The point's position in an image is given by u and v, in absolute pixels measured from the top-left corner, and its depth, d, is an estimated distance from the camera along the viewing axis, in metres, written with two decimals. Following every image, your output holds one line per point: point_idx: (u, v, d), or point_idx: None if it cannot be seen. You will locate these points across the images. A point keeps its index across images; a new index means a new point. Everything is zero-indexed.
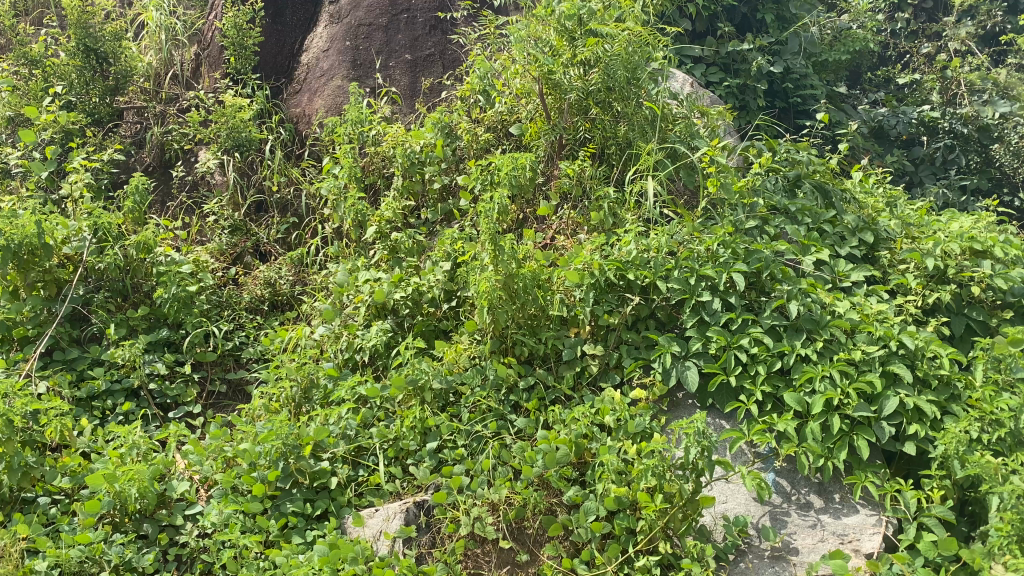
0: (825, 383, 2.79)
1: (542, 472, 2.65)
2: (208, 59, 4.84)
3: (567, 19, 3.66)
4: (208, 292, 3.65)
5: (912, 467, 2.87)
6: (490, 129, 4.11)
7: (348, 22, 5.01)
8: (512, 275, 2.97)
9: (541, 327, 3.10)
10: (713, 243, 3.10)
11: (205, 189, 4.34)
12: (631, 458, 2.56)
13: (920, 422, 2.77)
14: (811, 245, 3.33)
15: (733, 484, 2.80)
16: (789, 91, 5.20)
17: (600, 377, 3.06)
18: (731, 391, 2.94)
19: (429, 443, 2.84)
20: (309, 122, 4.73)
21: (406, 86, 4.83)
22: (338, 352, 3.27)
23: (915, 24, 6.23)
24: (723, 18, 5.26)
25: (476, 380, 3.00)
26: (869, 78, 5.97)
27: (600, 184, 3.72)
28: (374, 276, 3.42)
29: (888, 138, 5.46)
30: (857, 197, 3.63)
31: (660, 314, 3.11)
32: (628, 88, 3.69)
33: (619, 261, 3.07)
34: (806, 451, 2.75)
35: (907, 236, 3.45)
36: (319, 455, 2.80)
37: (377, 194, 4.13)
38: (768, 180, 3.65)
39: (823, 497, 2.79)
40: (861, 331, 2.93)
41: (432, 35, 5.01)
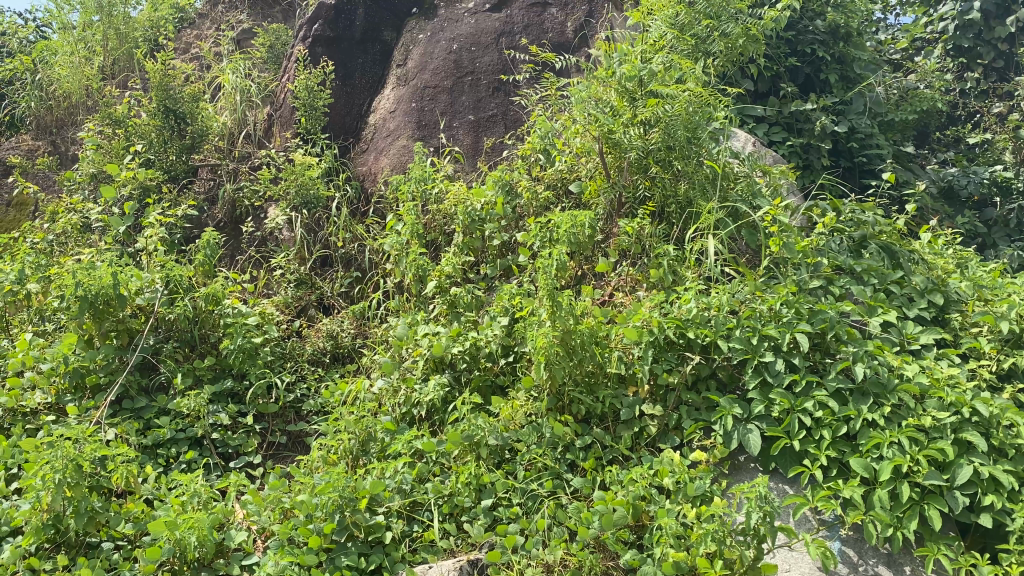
0: (893, 448, 2.68)
1: (599, 534, 2.61)
2: (280, 119, 5.07)
3: (627, 81, 3.76)
4: (273, 344, 3.74)
5: (989, 540, 2.75)
6: (550, 187, 4.15)
7: (413, 84, 5.20)
8: (570, 330, 2.97)
9: (598, 385, 3.10)
10: (776, 303, 3.06)
11: (274, 244, 4.49)
12: (690, 522, 2.48)
13: (997, 493, 2.63)
14: (877, 306, 3.25)
15: (796, 552, 2.70)
16: (854, 150, 5.11)
17: (659, 438, 3.02)
18: (795, 455, 2.85)
19: (484, 500, 2.83)
20: (375, 180, 4.87)
21: (469, 146, 4.92)
22: (396, 406, 3.32)
23: (985, 83, 6.18)
24: (786, 78, 5.26)
25: (532, 437, 3.00)
26: (937, 138, 5.92)
27: (660, 242, 3.70)
28: (433, 330, 3.46)
29: (958, 199, 5.35)
30: (925, 258, 3.57)
31: (721, 374, 3.07)
32: (689, 146, 3.67)
33: (678, 319, 3.06)
34: (874, 520, 2.62)
35: (980, 298, 3.35)
36: (375, 509, 2.80)
37: (437, 249, 4.21)
38: (833, 241, 3.59)
39: (892, 569, 2.68)
40: (931, 397, 2.83)
41: (495, 96, 5.13)
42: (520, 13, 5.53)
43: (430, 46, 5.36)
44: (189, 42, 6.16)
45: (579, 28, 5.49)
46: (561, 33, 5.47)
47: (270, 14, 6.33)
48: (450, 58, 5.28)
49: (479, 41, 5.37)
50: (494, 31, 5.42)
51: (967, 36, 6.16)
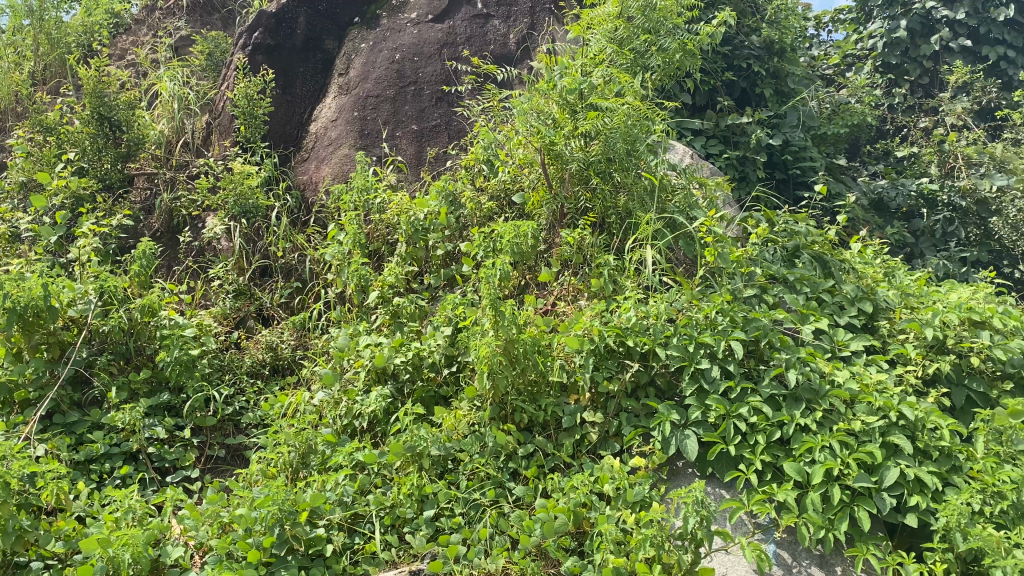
0: (825, 452, 2.76)
1: (540, 542, 2.62)
2: (218, 127, 5.00)
3: (568, 93, 3.80)
4: (211, 356, 3.68)
5: (915, 540, 2.85)
6: (494, 198, 4.21)
7: (355, 94, 5.18)
8: (512, 340, 2.99)
9: (540, 394, 3.14)
10: (711, 311, 3.15)
11: (212, 254, 4.44)
12: (630, 527, 2.52)
13: (922, 494, 2.71)
14: (809, 314, 3.34)
15: (733, 556, 2.77)
16: (789, 162, 5.25)
17: (599, 445, 3.05)
18: (731, 460, 2.93)
19: (426, 511, 2.83)
20: (316, 189, 4.82)
21: (412, 155, 4.92)
22: (337, 418, 3.29)
23: (912, 99, 6.41)
24: (722, 92, 5.41)
25: (475, 447, 3.01)
26: (869, 151, 6.16)
27: (601, 252, 3.75)
28: (375, 341, 3.45)
29: (888, 211, 5.57)
30: (856, 267, 3.70)
31: (659, 381, 3.13)
32: (628, 159, 3.75)
33: (618, 327, 3.10)
34: (807, 523, 2.68)
35: (906, 305, 3.47)
36: (315, 522, 2.76)
37: (380, 259, 4.19)
38: (767, 251, 3.71)
39: (824, 570, 2.76)
40: (860, 402, 2.93)
41: (438, 107, 5.15)
42: (463, 24, 5.58)
43: (373, 55, 5.36)
44: (125, 48, 6.05)
45: (521, 40, 5.57)
46: (503, 45, 5.54)
47: (209, 21, 6.20)
48: (393, 67, 5.28)
49: (422, 51, 5.39)
50: (437, 41, 5.45)
51: (896, 53, 6.43)
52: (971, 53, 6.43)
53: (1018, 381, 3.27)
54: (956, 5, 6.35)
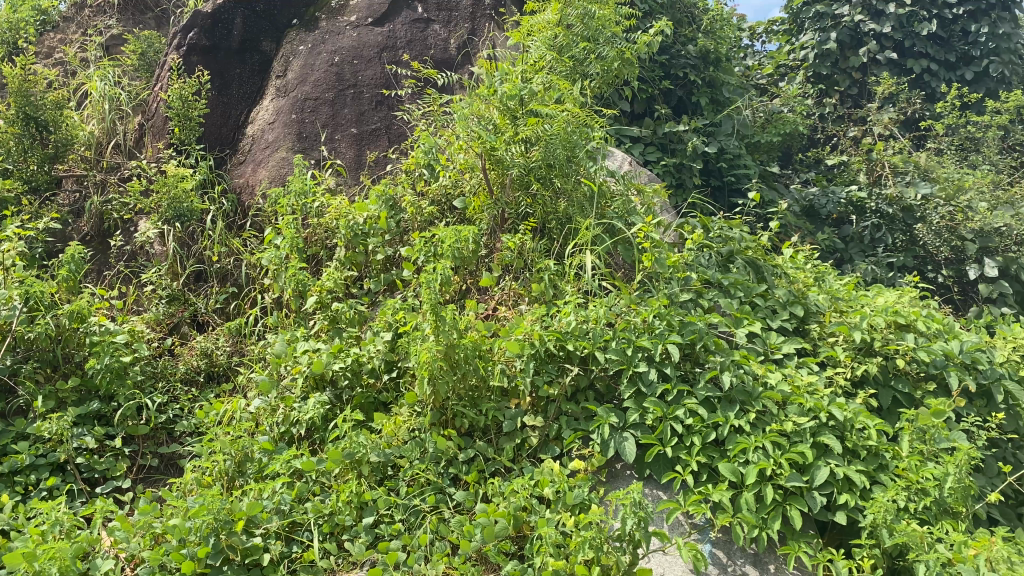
0: (759, 453, 2.82)
1: (480, 546, 2.63)
2: (151, 129, 4.87)
3: (509, 99, 3.80)
4: (143, 363, 3.59)
5: (844, 537, 2.93)
6: (435, 203, 4.19)
7: (293, 96, 5.11)
8: (453, 344, 2.98)
9: (481, 399, 3.13)
10: (649, 315, 3.19)
11: (144, 259, 4.32)
12: (569, 530, 2.54)
13: (851, 492, 2.80)
14: (743, 318, 3.42)
15: (670, 556, 2.81)
16: (723, 170, 5.37)
17: (539, 449, 3.08)
18: (668, 462, 2.98)
19: (366, 518, 2.81)
20: (252, 193, 4.75)
21: (351, 159, 4.89)
22: (274, 426, 3.24)
23: (841, 109, 6.62)
24: (659, 100, 5.51)
25: (415, 452, 3.00)
26: (801, 159, 6.38)
27: (541, 257, 3.78)
28: (313, 347, 3.41)
29: (819, 217, 5.78)
30: (787, 272, 3.80)
31: (598, 384, 3.19)
32: (568, 165, 3.78)
33: (558, 332, 3.14)
34: (741, 522, 2.74)
35: (835, 309, 3.59)
36: (252, 530, 2.70)
37: (318, 264, 4.16)
38: (702, 257, 3.78)
39: (758, 568, 2.82)
40: (792, 403, 3.01)
41: (378, 110, 5.13)
42: (403, 28, 5.56)
43: (311, 57, 5.30)
44: (52, 46, 5.86)
45: (462, 46, 5.61)
46: (444, 50, 5.56)
47: (142, 20, 6.07)
48: (332, 70, 5.23)
49: (362, 54, 5.35)
50: (377, 45, 5.42)
51: (826, 64, 6.66)
52: (898, 65, 6.68)
53: (940, 381, 3.41)
54: (882, 19, 6.55)
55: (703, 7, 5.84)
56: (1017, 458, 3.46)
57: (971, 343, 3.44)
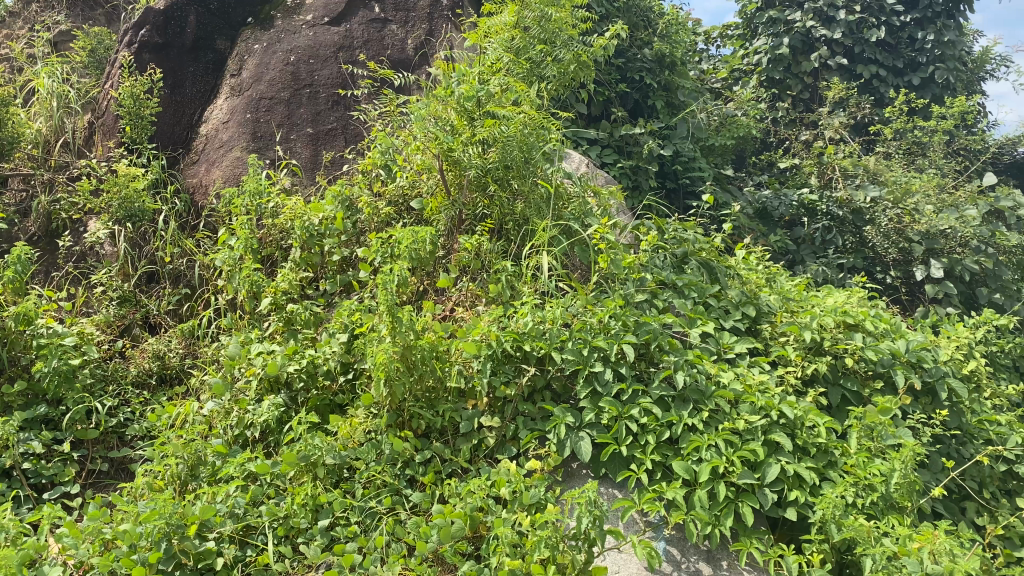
0: (711, 451, 2.87)
1: (437, 548, 2.62)
2: (101, 127, 4.79)
3: (466, 100, 3.75)
4: (93, 365, 3.52)
5: (794, 533, 2.99)
6: (392, 203, 4.19)
7: (248, 95, 5.06)
8: (409, 346, 2.99)
9: (438, 400, 3.14)
10: (604, 315, 3.23)
11: (94, 260, 4.24)
12: (525, 530, 2.54)
13: (800, 488, 2.87)
14: (697, 318, 3.47)
15: (625, 554, 2.85)
16: (679, 172, 5.45)
17: (497, 449, 3.09)
18: (623, 460, 3.02)
19: (321, 521, 2.79)
20: (206, 192, 4.69)
21: (307, 159, 4.85)
22: (228, 428, 3.20)
23: (793, 113, 6.76)
24: (616, 103, 5.56)
25: (371, 454, 2.98)
26: (754, 162, 6.51)
27: (498, 258, 3.80)
28: (267, 348, 3.37)
29: (772, 219, 5.83)
30: (740, 273, 3.86)
31: (555, 384, 3.22)
32: (525, 166, 3.81)
33: (515, 333, 3.14)
34: (694, 519, 2.78)
35: (786, 309, 3.65)
36: (205, 535, 2.69)
37: (273, 265, 4.12)
38: (657, 258, 3.82)
39: (711, 565, 2.86)
40: (744, 402, 3.05)
41: (334, 110, 5.10)
42: (360, 28, 5.53)
43: (266, 56, 5.25)
44: None
45: (419, 46, 5.61)
46: (401, 50, 5.55)
47: (92, 16, 6.01)
48: (287, 69, 5.19)
49: (318, 54, 5.31)
50: (333, 44, 5.38)
51: (778, 69, 6.82)
52: (848, 71, 6.84)
53: (887, 380, 3.49)
54: (833, 24, 6.75)
55: (659, 11, 5.91)
56: (960, 453, 3.56)
57: (917, 342, 3.54)
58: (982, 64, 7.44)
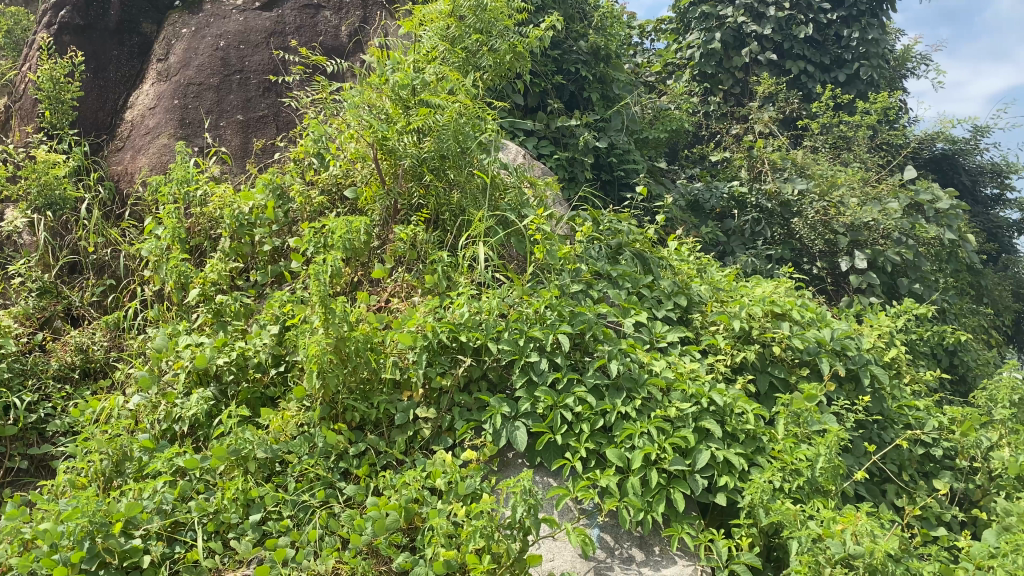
0: (643, 438, 2.90)
1: (371, 540, 2.60)
2: (19, 112, 4.59)
3: (400, 89, 3.73)
4: (10, 359, 3.39)
5: (724, 518, 3.06)
6: (325, 192, 4.12)
7: (175, 80, 4.92)
8: (344, 337, 2.93)
9: (372, 392, 3.08)
10: (541, 306, 3.23)
11: (11, 250, 4.05)
12: (460, 520, 2.53)
13: (730, 474, 2.92)
14: (630, 308, 3.52)
15: (560, 542, 2.87)
16: (613, 164, 5.49)
17: (432, 441, 3.09)
18: (558, 449, 3.03)
19: (252, 515, 2.74)
20: (131, 180, 4.56)
21: (237, 146, 4.75)
22: (155, 423, 3.12)
23: (724, 107, 6.89)
24: (552, 94, 5.58)
25: (304, 448, 2.96)
26: (686, 155, 6.62)
27: (434, 248, 3.77)
28: (195, 341, 3.28)
29: (703, 211, 5.96)
30: (673, 264, 3.90)
31: (491, 375, 3.22)
32: (460, 157, 3.80)
33: (452, 323, 3.11)
34: (628, 506, 2.82)
35: (716, 299, 3.72)
36: (131, 532, 2.60)
37: (202, 255, 4.01)
38: (593, 249, 3.86)
39: (644, 551, 2.90)
40: (675, 390, 3.10)
41: (266, 97, 4.99)
42: (292, 13, 5.42)
43: (195, 41, 5.11)
44: None
45: (353, 34, 5.53)
46: (334, 37, 5.47)
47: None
48: (217, 54, 5.05)
49: (248, 39, 5.18)
50: (264, 30, 5.26)
51: (710, 63, 6.92)
52: (777, 66, 6.99)
53: (812, 367, 3.60)
54: (763, 20, 6.89)
55: (593, 3, 5.93)
56: (881, 438, 3.69)
57: (841, 331, 3.66)
58: (903, 62, 7.69)
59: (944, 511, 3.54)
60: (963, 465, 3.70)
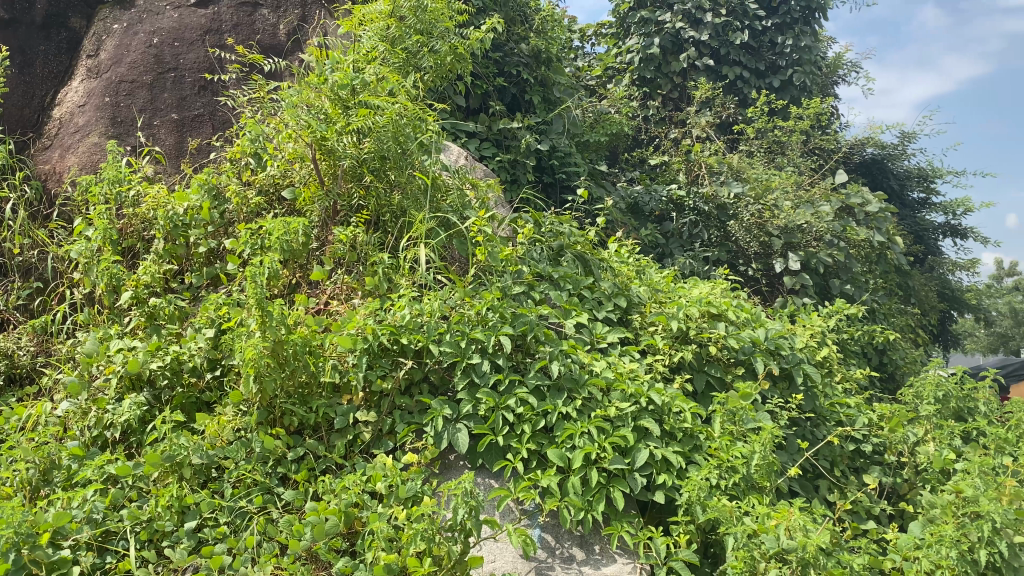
0: (584, 438, 2.93)
1: (310, 545, 2.57)
2: None
3: (339, 88, 3.68)
4: None
5: (662, 515, 3.10)
6: (262, 193, 4.07)
7: (107, 77, 4.79)
8: (281, 341, 2.88)
9: (311, 395, 3.08)
10: (483, 308, 3.24)
11: None
12: (401, 523, 2.51)
13: (668, 472, 2.97)
14: (571, 309, 3.55)
15: (501, 543, 2.89)
16: (555, 167, 5.52)
17: (372, 444, 3.06)
18: (499, 450, 3.05)
19: (187, 523, 2.68)
20: (60, 180, 4.41)
21: (171, 146, 4.65)
22: (85, 430, 3.03)
23: (663, 112, 7.01)
24: (494, 96, 5.59)
25: (241, 453, 2.89)
26: (626, 159, 6.72)
27: (374, 250, 3.75)
28: (127, 345, 3.19)
29: (642, 213, 5.96)
30: (613, 266, 3.97)
31: (432, 377, 3.20)
32: (402, 158, 3.79)
33: (393, 325, 3.10)
34: (568, 505, 2.84)
35: (655, 300, 3.77)
36: (59, 543, 2.51)
37: (134, 257, 3.92)
38: (534, 250, 3.89)
39: (584, 549, 2.93)
40: (615, 390, 3.14)
41: (201, 96, 4.89)
42: (229, 11, 5.31)
43: (127, 38, 4.98)
44: None
45: (291, 33, 5.48)
46: (272, 36, 5.40)
47: None
48: (150, 52, 4.93)
49: (183, 37, 5.07)
50: (200, 27, 5.15)
51: (650, 68, 7.04)
52: (714, 72, 7.14)
53: (747, 366, 3.68)
54: (700, 27, 7.03)
55: (534, 7, 5.97)
56: (814, 435, 3.79)
57: (775, 331, 3.75)
58: (835, 69, 7.92)
59: (873, 505, 3.66)
60: (891, 459, 3.83)
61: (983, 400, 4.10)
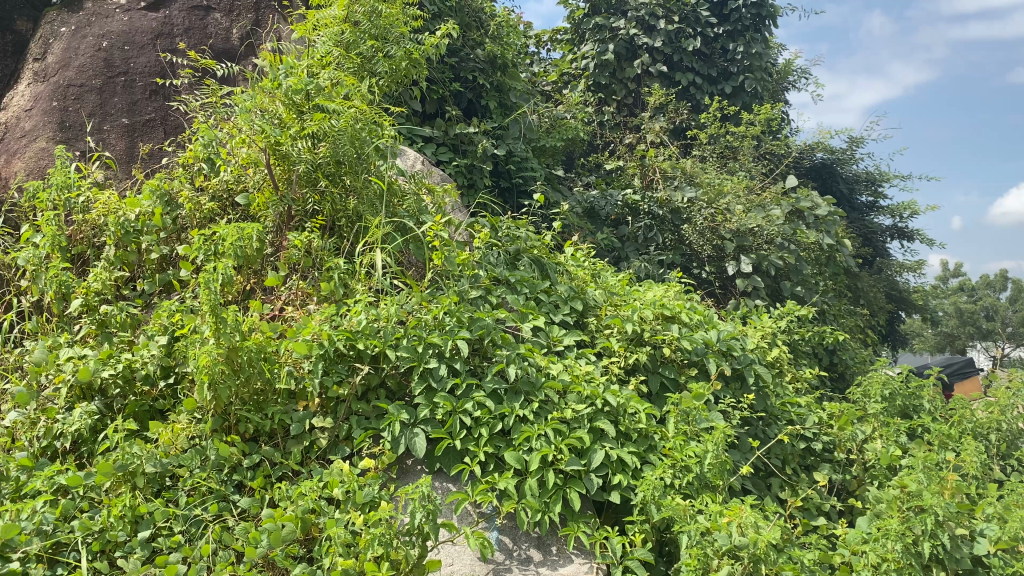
0: (541, 440, 2.95)
1: (266, 552, 2.56)
2: None
3: (294, 93, 3.67)
4: None
5: (618, 515, 3.15)
6: (215, 198, 4.02)
7: (54, 81, 4.71)
8: (235, 347, 2.86)
9: (267, 402, 3.03)
10: (439, 312, 3.26)
11: None
12: (358, 528, 2.51)
13: (623, 472, 3.01)
14: (528, 313, 3.57)
15: (459, 546, 2.90)
16: (512, 172, 5.58)
17: (329, 450, 3.06)
18: (457, 454, 3.05)
19: (141, 532, 2.64)
20: (6, 186, 4.38)
21: (122, 151, 4.59)
22: (34, 440, 2.98)
23: (618, 118, 7.11)
24: (450, 101, 5.60)
25: (195, 461, 2.87)
26: (582, 164, 6.81)
27: (330, 255, 3.74)
28: (79, 353, 3.16)
29: (598, 218, 6.00)
30: (569, 270, 4.02)
31: (389, 382, 3.20)
32: (358, 162, 3.77)
33: (349, 331, 3.12)
34: (525, 507, 2.88)
35: (610, 303, 3.81)
36: (8, 556, 2.46)
37: (84, 264, 3.85)
38: (491, 254, 3.91)
39: (542, 551, 2.96)
40: (571, 392, 3.19)
41: (152, 100, 4.82)
42: (180, 14, 5.25)
43: (75, 41, 4.89)
44: None
45: (245, 36, 5.43)
46: (225, 40, 5.36)
47: None
48: (99, 55, 4.84)
49: (133, 40, 4.98)
50: (151, 31, 5.07)
51: (605, 74, 7.13)
52: (667, 78, 7.24)
53: (700, 367, 3.76)
54: (654, 33, 7.12)
55: (490, 13, 6.01)
56: (766, 433, 3.87)
57: (727, 332, 3.82)
58: (785, 75, 8.09)
59: (823, 501, 3.75)
60: (840, 457, 3.93)
61: (927, 397, 4.23)
